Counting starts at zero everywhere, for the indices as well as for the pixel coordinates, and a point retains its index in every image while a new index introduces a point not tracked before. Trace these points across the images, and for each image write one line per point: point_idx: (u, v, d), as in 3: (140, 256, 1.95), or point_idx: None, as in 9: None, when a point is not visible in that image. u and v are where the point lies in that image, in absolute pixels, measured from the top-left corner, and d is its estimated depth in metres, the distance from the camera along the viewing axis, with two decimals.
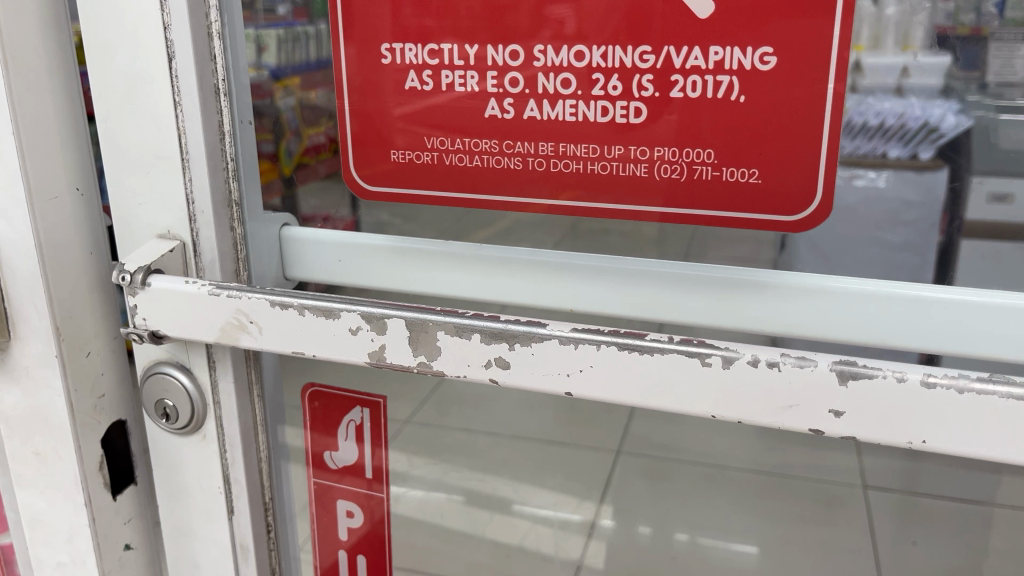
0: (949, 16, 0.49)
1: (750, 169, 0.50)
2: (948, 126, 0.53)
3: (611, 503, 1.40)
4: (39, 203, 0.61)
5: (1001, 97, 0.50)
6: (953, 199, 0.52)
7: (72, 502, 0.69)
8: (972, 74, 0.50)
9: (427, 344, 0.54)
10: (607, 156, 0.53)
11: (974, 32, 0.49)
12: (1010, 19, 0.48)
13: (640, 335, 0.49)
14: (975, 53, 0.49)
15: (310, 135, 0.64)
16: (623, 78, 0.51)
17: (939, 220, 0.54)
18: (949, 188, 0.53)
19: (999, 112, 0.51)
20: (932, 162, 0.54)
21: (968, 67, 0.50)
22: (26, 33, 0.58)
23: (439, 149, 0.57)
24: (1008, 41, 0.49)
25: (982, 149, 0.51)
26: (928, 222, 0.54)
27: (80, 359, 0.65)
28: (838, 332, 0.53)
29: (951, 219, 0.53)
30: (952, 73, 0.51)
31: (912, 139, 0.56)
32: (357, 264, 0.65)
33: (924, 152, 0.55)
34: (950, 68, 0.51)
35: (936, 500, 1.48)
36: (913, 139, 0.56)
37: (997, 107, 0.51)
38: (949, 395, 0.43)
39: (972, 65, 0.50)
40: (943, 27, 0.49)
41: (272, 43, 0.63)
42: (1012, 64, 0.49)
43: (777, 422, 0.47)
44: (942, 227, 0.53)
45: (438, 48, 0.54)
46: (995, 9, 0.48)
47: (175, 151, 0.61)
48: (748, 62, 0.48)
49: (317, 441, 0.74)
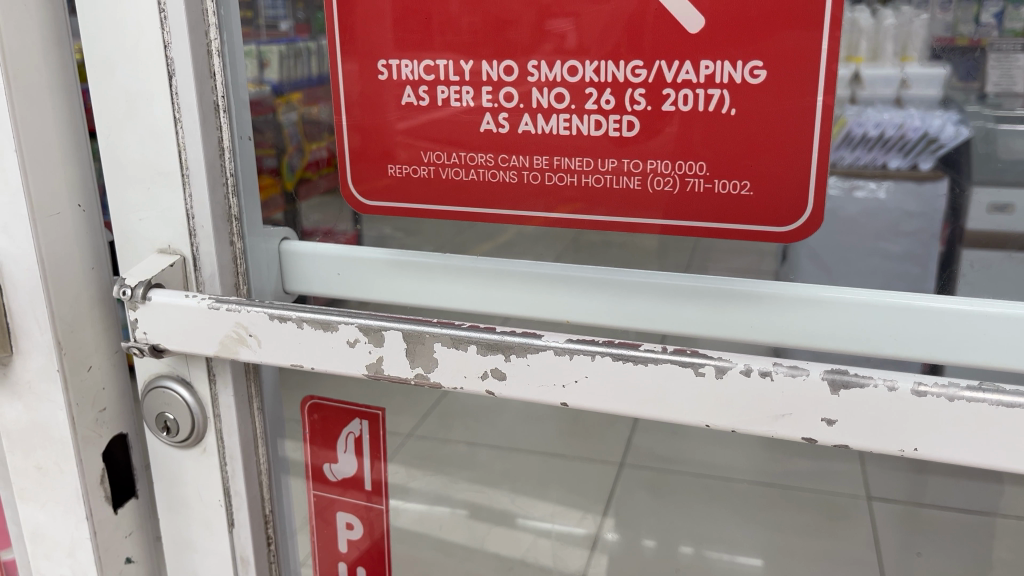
0: (949, 28, 0.49)
1: (742, 181, 0.51)
2: (948, 137, 0.52)
3: (613, 515, 1.39)
4: (41, 218, 0.61)
5: (1000, 107, 0.51)
6: (954, 209, 0.53)
7: (73, 515, 0.70)
8: (972, 85, 0.50)
9: (424, 356, 0.55)
10: (601, 169, 0.54)
11: (972, 44, 0.49)
12: (1010, 30, 0.48)
13: (634, 346, 0.50)
14: (975, 63, 0.49)
15: (311, 150, 0.64)
16: (615, 93, 0.52)
17: (939, 229, 0.54)
18: (949, 196, 0.53)
19: (999, 122, 0.51)
20: (933, 173, 0.53)
21: (967, 77, 0.50)
22: (28, 52, 0.59)
23: (435, 163, 0.58)
24: (1008, 52, 0.49)
25: (982, 159, 0.52)
26: (929, 233, 0.54)
27: (81, 373, 0.66)
28: (832, 341, 0.54)
29: (952, 228, 0.53)
30: (950, 84, 0.50)
31: (914, 151, 0.54)
32: (355, 277, 0.65)
33: (924, 162, 0.53)
34: (949, 80, 0.50)
35: (941, 511, 1.47)
36: (913, 150, 0.54)
37: (996, 117, 0.51)
38: (940, 403, 0.43)
39: (971, 76, 0.50)
40: (942, 38, 0.50)
41: (274, 58, 0.62)
42: (1011, 74, 0.49)
43: (771, 431, 0.47)
44: (943, 239, 0.53)
45: (434, 64, 0.55)
46: (994, 20, 0.48)
47: (175, 167, 0.62)
48: (738, 76, 0.48)
49: (315, 453, 0.74)
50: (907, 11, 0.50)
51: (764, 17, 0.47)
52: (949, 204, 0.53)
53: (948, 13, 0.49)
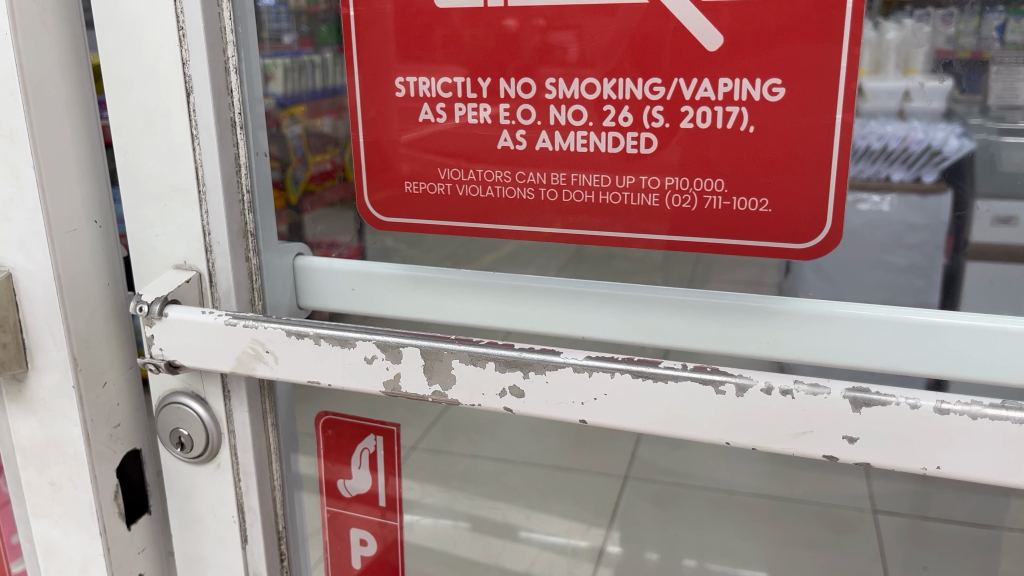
0: (950, 40, 0.50)
1: (760, 199, 0.51)
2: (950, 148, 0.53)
3: (620, 529, 1.39)
4: (59, 235, 0.62)
5: (1003, 120, 0.51)
6: (956, 226, 0.53)
7: (86, 531, 0.69)
8: (975, 97, 0.51)
9: (442, 373, 0.55)
10: (618, 186, 0.54)
11: (975, 56, 0.50)
12: (1010, 43, 0.50)
13: (654, 363, 0.50)
14: (977, 77, 0.50)
15: (316, 162, 0.65)
16: (633, 110, 0.52)
17: (945, 241, 0.54)
18: (953, 216, 0.53)
19: (1001, 135, 0.52)
20: (937, 186, 0.53)
21: (970, 90, 0.51)
22: (47, 68, 0.59)
23: (452, 180, 0.58)
24: (1009, 65, 0.50)
25: (985, 171, 0.52)
26: (932, 245, 0.54)
27: (96, 389, 0.66)
28: (849, 357, 0.54)
29: (956, 243, 0.54)
30: (954, 97, 0.51)
31: (914, 163, 0.54)
32: (370, 293, 0.65)
33: (927, 176, 0.54)
34: (952, 92, 0.51)
35: (947, 525, 1.47)
36: (916, 162, 0.54)
37: (999, 130, 0.52)
38: (964, 421, 0.43)
39: (974, 88, 0.51)
40: (945, 51, 0.51)
41: (279, 71, 0.63)
42: (1013, 88, 0.50)
43: (791, 448, 0.47)
44: (948, 251, 0.54)
45: (451, 81, 0.56)
46: (995, 33, 0.49)
47: (192, 183, 0.62)
48: (757, 93, 0.49)
49: (330, 469, 0.74)
50: (910, 24, 0.50)
51: (780, 34, 0.47)
52: (954, 216, 0.53)
53: (950, 26, 0.50)
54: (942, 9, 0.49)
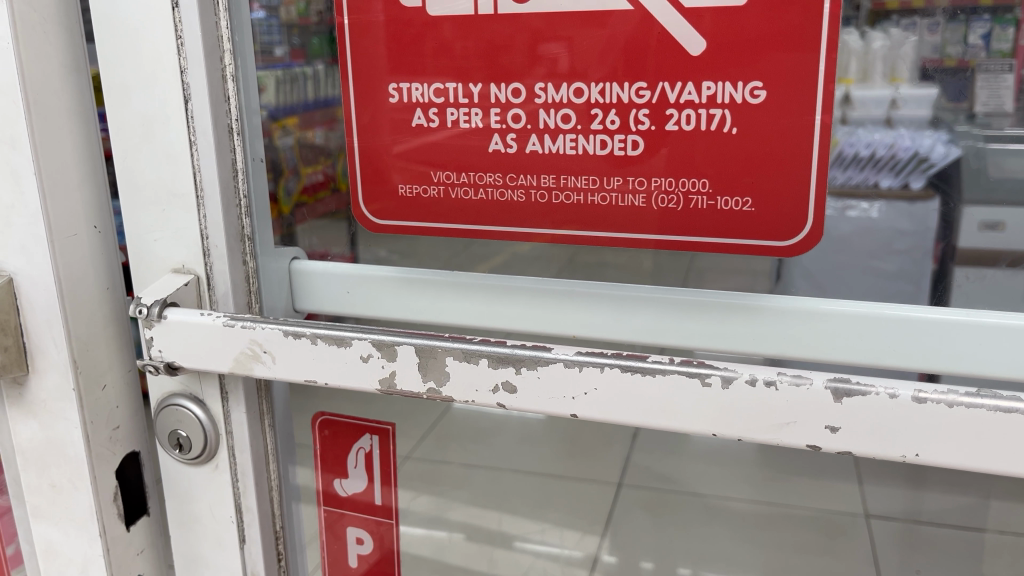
0: (937, 49, 0.53)
1: (743, 198, 0.53)
2: (940, 155, 0.63)
3: (612, 537, 1.40)
4: (59, 240, 0.63)
5: (988, 127, 0.57)
6: (948, 225, 0.61)
7: (85, 533, 0.70)
8: (961, 105, 0.55)
9: (436, 370, 0.56)
10: (607, 187, 0.55)
11: (961, 65, 0.53)
12: (997, 51, 0.53)
13: (642, 357, 0.51)
14: (964, 85, 0.54)
15: (307, 174, 0.67)
16: (620, 113, 0.53)
17: (933, 248, 0.62)
18: (943, 211, 0.60)
19: (988, 141, 0.57)
20: (925, 191, 0.64)
21: (956, 98, 0.55)
22: (48, 78, 0.61)
23: (445, 182, 0.59)
24: (996, 71, 0.54)
25: (973, 176, 0.58)
26: (923, 251, 0.63)
27: (95, 391, 0.67)
28: (830, 351, 0.55)
29: (945, 244, 0.61)
30: (941, 105, 0.56)
31: (902, 168, 0.68)
32: (366, 295, 0.67)
33: (915, 181, 0.65)
34: (939, 100, 0.55)
35: (938, 529, 1.50)
36: (903, 168, 0.69)
37: (985, 136, 0.58)
38: (940, 409, 0.44)
39: (961, 96, 0.55)
40: (931, 59, 0.54)
41: (271, 83, 0.66)
42: (998, 94, 0.55)
43: (776, 438, 0.48)
44: (936, 255, 0.61)
45: (443, 87, 0.57)
46: (982, 43, 0.52)
47: (190, 188, 0.64)
48: (739, 96, 0.50)
49: (326, 480, 0.75)
50: (896, 32, 0.55)
51: (760, 42, 0.49)
52: (944, 208, 0.60)
53: (935, 35, 0.52)
54: (929, 18, 0.51)
